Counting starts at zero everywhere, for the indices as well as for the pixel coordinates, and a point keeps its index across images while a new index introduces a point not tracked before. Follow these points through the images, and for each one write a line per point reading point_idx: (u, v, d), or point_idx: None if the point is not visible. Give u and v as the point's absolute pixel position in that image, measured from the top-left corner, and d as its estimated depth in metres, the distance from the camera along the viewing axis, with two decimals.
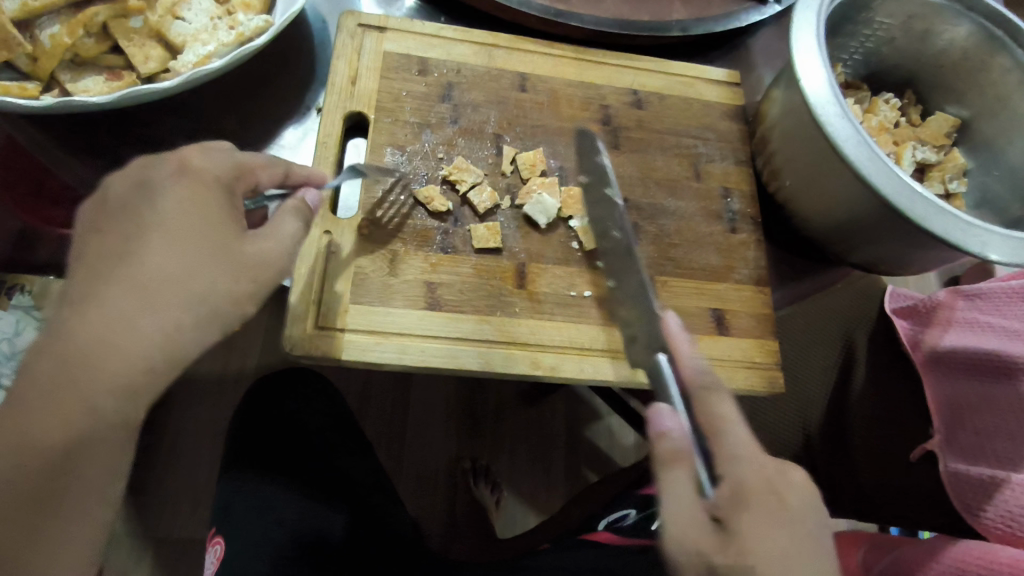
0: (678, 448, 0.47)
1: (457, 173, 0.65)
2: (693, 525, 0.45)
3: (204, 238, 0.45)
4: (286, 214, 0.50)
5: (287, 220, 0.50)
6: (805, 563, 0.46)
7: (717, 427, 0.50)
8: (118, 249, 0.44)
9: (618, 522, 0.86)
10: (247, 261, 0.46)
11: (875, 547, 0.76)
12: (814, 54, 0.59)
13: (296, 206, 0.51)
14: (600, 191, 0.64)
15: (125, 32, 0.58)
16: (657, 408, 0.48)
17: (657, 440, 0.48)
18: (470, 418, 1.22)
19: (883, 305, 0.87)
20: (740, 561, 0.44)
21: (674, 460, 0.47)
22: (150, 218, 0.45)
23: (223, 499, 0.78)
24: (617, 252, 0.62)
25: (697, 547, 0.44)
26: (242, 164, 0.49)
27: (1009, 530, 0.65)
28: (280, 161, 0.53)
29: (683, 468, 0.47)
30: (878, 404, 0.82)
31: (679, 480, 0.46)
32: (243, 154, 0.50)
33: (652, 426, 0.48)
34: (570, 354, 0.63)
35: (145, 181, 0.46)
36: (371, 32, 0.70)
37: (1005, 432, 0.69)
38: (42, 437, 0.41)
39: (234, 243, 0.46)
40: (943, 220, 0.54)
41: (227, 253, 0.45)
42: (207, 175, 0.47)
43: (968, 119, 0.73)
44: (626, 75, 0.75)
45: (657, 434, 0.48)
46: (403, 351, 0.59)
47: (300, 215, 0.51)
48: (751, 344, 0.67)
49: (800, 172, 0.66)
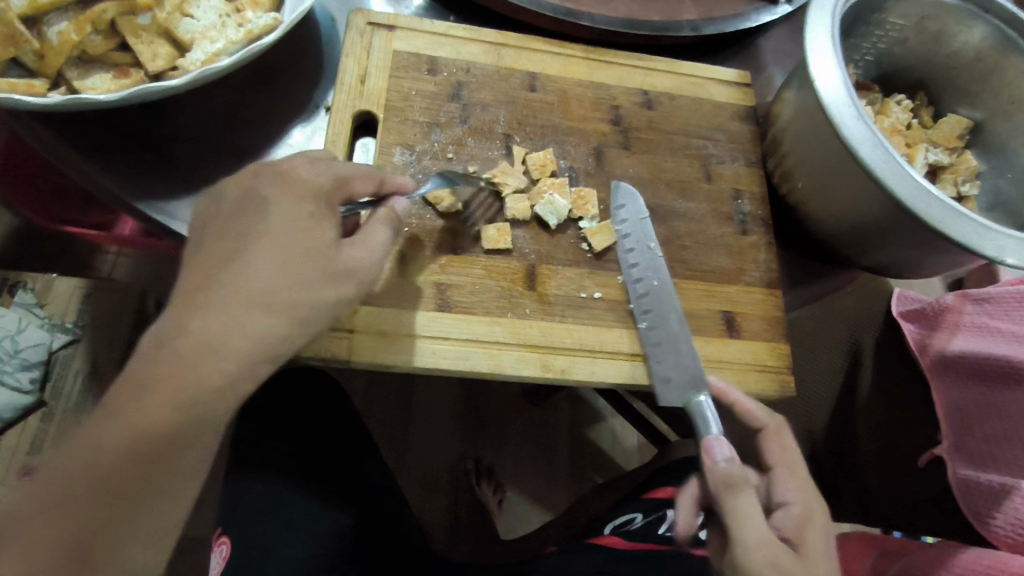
0: (743, 473, 0.50)
1: (502, 177, 0.65)
2: (769, 541, 0.48)
3: (310, 253, 0.45)
4: (378, 222, 0.51)
5: (380, 229, 0.50)
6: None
7: (782, 462, 0.58)
8: (227, 256, 0.44)
9: (625, 526, 0.84)
10: (337, 268, 0.46)
11: (885, 553, 0.77)
12: (828, 54, 0.59)
13: (387, 215, 0.52)
14: (639, 242, 0.65)
15: (133, 28, 0.58)
16: (715, 437, 0.52)
17: (710, 470, 0.50)
18: (474, 419, 1.22)
19: (889, 308, 0.86)
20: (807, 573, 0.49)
21: (744, 484, 0.50)
22: (261, 227, 0.45)
23: (230, 500, 0.79)
24: (655, 304, 0.63)
25: (774, 558, 0.47)
26: (342, 175, 0.50)
27: (1018, 539, 0.66)
28: (375, 171, 0.54)
29: (752, 491, 0.50)
30: (890, 408, 0.81)
31: (751, 503, 0.49)
32: (344, 166, 0.51)
33: (709, 455, 0.51)
34: (581, 356, 0.62)
35: (250, 189, 0.47)
36: (380, 31, 0.69)
37: (1013, 439, 0.70)
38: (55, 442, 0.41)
39: (332, 251, 0.46)
40: (960, 224, 0.53)
41: (324, 262, 0.46)
42: (308, 186, 0.47)
43: (981, 121, 0.73)
44: (636, 75, 0.75)
45: (709, 465, 0.51)
46: (413, 352, 0.59)
47: (391, 224, 0.51)
48: (762, 347, 0.66)
49: (813, 174, 0.66)
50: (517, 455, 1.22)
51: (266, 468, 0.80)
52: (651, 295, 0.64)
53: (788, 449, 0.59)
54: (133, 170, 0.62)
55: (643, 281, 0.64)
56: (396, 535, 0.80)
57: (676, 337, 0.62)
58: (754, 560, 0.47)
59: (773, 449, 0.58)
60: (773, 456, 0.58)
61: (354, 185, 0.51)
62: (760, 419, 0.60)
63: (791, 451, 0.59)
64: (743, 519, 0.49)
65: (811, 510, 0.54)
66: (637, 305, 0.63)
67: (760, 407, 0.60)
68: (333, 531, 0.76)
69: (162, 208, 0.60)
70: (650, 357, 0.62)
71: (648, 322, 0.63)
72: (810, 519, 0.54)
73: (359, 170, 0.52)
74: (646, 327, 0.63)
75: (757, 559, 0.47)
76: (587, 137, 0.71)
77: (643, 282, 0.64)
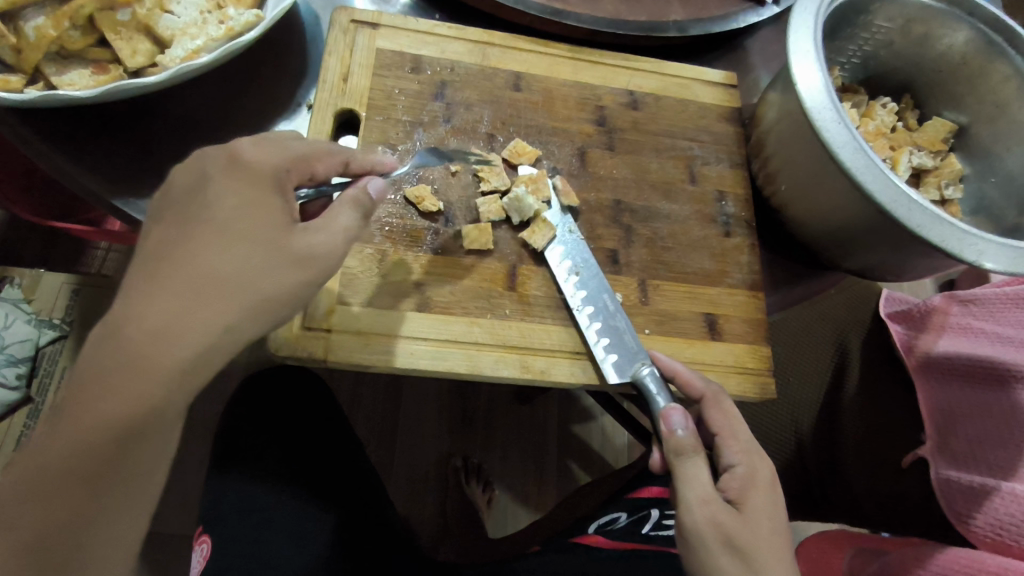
0: (695, 443, 0.54)
1: (486, 172, 0.66)
2: (711, 500, 0.52)
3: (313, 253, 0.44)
4: (343, 204, 0.48)
5: (345, 211, 0.48)
6: (790, 539, 0.54)
7: (724, 428, 0.58)
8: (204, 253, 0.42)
9: (609, 525, 0.83)
10: (301, 252, 0.45)
11: (861, 552, 0.78)
12: (810, 57, 0.59)
13: (355, 197, 0.49)
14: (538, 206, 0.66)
15: (112, 24, 0.58)
16: (671, 410, 0.55)
17: (667, 437, 0.54)
18: (462, 416, 1.22)
19: (877, 309, 0.88)
20: (750, 536, 0.52)
21: (694, 452, 0.54)
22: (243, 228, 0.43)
23: (211, 498, 0.78)
24: (586, 274, 0.63)
25: (716, 521, 0.52)
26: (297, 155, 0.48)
27: (998, 538, 0.65)
28: (339, 151, 0.53)
29: (702, 460, 0.54)
30: (872, 412, 0.81)
31: (700, 468, 0.53)
32: (302, 146, 0.50)
33: (665, 424, 0.55)
34: (560, 357, 0.62)
35: (241, 175, 0.45)
36: (364, 28, 0.69)
37: (996, 441, 0.70)
38: (36, 442, 0.41)
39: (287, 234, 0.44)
40: (939, 229, 0.53)
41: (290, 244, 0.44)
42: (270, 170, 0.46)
43: (966, 125, 0.73)
44: (623, 76, 0.74)
45: (667, 432, 0.54)
46: (392, 354, 0.59)
47: (358, 205, 0.49)
48: (743, 350, 0.66)
49: (797, 176, 0.65)
50: (505, 454, 1.22)
51: (246, 467, 0.80)
52: (580, 277, 0.63)
53: (729, 415, 0.58)
54: (111, 165, 0.61)
55: (568, 264, 0.63)
56: (380, 537, 0.80)
57: (609, 317, 0.62)
58: (698, 521, 0.52)
59: (714, 416, 0.58)
60: (715, 424, 0.58)
61: (314, 165, 0.50)
62: (698, 388, 0.60)
63: (732, 416, 0.58)
64: (689, 482, 0.53)
65: (754, 469, 0.56)
66: (569, 285, 0.63)
67: (696, 375, 0.61)
68: (315, 531, 0.76)
69: (139, 205, 0.60)
70: (590, 338, 0.61)
71: (581, 305, 0.62)
72: (763, 487, 0.55)
73: (316, 150, 0.50)
74: (582, 310, 0.62)
75: (698, 516, 0.52)
76: (571, 137, 0.70)
77: (570, 265, 0.63)
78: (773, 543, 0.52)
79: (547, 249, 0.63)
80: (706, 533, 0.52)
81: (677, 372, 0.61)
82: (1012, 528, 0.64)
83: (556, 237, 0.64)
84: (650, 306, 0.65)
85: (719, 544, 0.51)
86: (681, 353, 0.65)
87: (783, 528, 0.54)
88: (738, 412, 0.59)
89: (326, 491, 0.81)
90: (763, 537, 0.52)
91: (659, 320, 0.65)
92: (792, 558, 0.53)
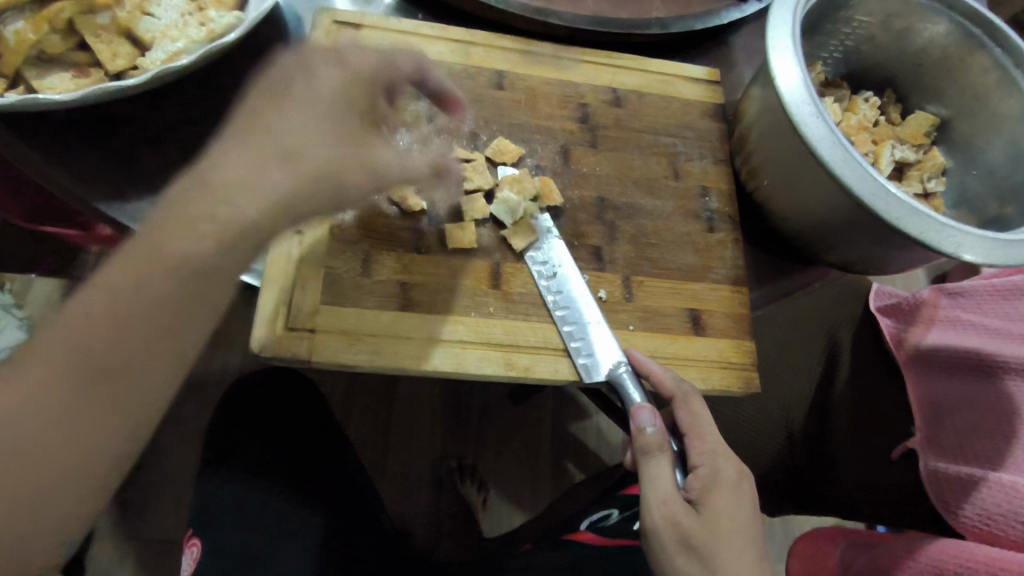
0: (662, 441, 0.54)
1: (470, 171, 0.65)
2: (671, 500, 0.52)
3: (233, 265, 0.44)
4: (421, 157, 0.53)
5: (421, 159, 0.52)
6: (755, 539, 0.54)
7: (691, 428, 0.58)
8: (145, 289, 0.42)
9: (600, 521, 0.83)
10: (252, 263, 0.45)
11: (852, 547, 0.79)
12: (788, 52, 0.59)
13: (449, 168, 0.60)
14: (547, 221, 0.65)
15: (92, 27, 0.58)
16: (638, 409, 0.55)
17: (635, 435, 0.54)
18: (455, 415, 1.22)
19: (867, 304, 0.88)
20: (709, 536, 0.52)
21: (660, 451, 0.54)
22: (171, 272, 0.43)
23: (199, 501, 0.78)
24: (637, 257, 0.67)
25: (680, 524, 0.51)
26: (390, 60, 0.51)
27: (986, 528, 0.66)
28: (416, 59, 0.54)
29: (667, 458, 0.54)
30: (859, 403, 0.81)
31: (661, 466, 0.53)
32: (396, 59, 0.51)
33: (634, 421, 0.55)
34: (544, 354, 0.62)
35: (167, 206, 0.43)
36: (346, 29, 0.69)
37: (982, 431, 0.70)
38: None
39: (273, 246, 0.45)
40: (918, 221, 0.54)
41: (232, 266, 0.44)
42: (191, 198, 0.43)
43: (947, 119, 0.73)
44: (606, 73, 0.75)
45: (634, 430, 0.54)
46: (375, 352, 0.59)
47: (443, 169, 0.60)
48: (727, 344, 0.67)
49: (778, 172, 0.66)
50: (499, 454, 1.22)
51: (237, 467, 0.80)
52: (559, 277, 0.64)
53: (697, 414, 0.58)
54: (93, 167, 0.61)
55: (548, 263, 0.64)
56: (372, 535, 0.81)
57: (588, 315, 0.62)
58: (657, 519, 0.52)
59: (681, 416, 0.58)
60: (683, 423, 0.58)
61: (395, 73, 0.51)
62: (669, 387, 0.60)
63: (700, 416, 0.58)
64: (651, 481, 0.53)
65: (718, 470, 0.55)
66: (548, 284, 0.63)
67: (668, 373, 0.61)
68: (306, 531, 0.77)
69: (123, 209, 0.60)
70: (569, 338, 0.62)
71: (558, 302, 0.63)
72: (726, 487, 0.54)
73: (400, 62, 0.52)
74: (561, 308, 0.63)
75: (656, 515, 0.52)
76: (553, 135, 0.71)
77: (549, 264, 0.64)
78: (733, 544, 0.52)
79: (527, 251, 0.64)
80: (664, 531, 0.52)
81: (651, 371, 0.61)
82: (998, 518, 0.64)
83: (538, 239, 0.65)
84: (634, 302, 0.66)
85: (677, 542, 0.51)
86: (665, 349, 0.65)
87: (747, 526, 0.54)
88: (707, 411, 0.59)
89: (316, 489, 0.81)
90: (723, 537, 0.52)
91: (643, 316, 0.65)
92: (755, 558, 0.52)
